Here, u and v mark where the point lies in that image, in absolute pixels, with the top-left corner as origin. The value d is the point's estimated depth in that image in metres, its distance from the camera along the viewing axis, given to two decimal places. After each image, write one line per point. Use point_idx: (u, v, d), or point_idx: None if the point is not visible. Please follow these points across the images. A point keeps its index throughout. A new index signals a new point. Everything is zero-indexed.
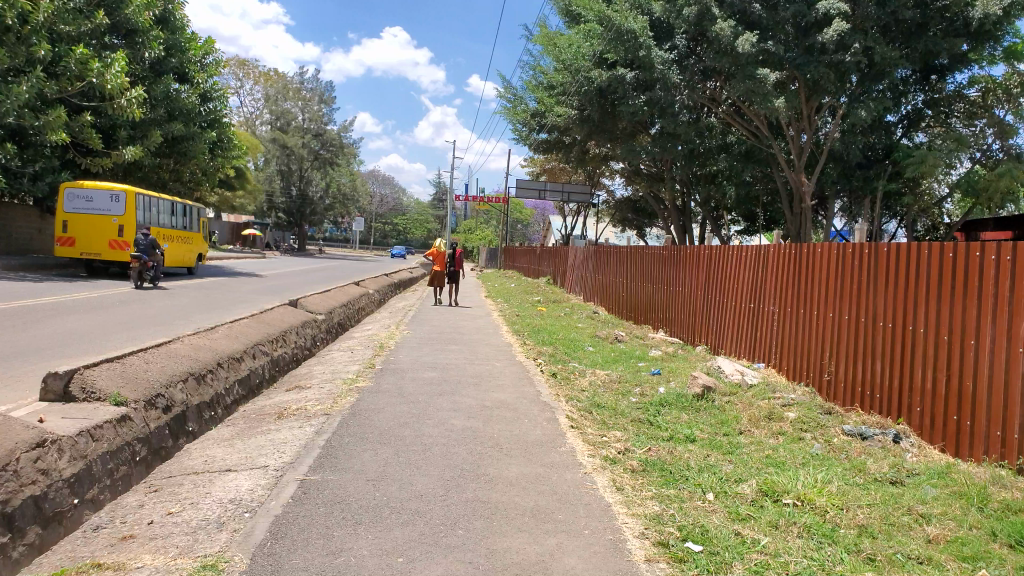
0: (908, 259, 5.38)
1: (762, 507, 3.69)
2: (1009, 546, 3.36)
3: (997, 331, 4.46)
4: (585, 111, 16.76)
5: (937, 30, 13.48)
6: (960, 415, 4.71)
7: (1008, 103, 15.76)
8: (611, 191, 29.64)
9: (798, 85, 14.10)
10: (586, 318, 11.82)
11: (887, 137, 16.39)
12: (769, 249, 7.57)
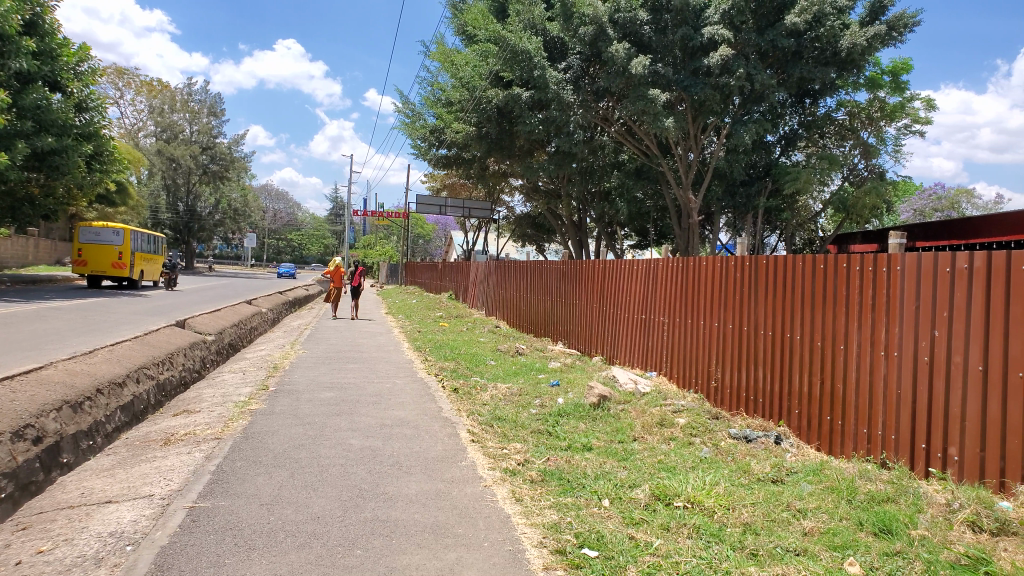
0: (783, 271, 5.79)
1: (654, 510, 3.85)
2: (874, 534, 3.69)
3: (862, 336, 4.89)
4: (483, 129, 16.82)
5: (810, 58, 14.46)
6: (832, 416, 5.10)
7: (872, 126, 17.29)
8: (510, 206, 30.07)
9: (685, 107, 14.86)
10: (486, 332, 11.89)
11: (767, 156, 17.36)
12: (658, 262, 7.91)
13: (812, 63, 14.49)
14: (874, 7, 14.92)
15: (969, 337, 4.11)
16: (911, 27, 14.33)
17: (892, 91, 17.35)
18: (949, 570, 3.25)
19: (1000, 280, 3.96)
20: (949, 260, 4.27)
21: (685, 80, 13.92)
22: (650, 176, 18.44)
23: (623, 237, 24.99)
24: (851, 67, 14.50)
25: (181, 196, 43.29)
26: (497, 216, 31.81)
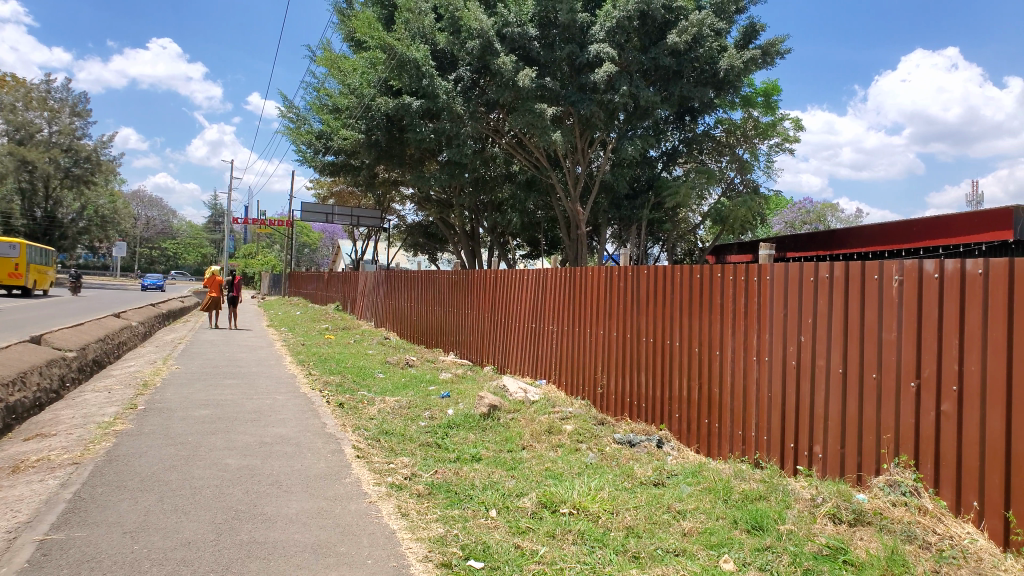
0: (660, 280, 6.11)
1: (540, 518, 3.90)
2: (747, 531, 3.93)
3: (736, 343, 5.30)
4: (373, 136, 16.54)
5: (691, 78, 15.09)
6: (710, 419, 5.49)
7: (746, 143, 18.29)
8: (401, 214, 29.73)
9: (573, 121, 15.17)
10: (375, 344, 11.73)
11: (650, 169, 17.99)
12: (546, 272, 8.08)
13: (692, 82, 15.06)
14: (747, 31, 15.84)
15: (830, 343, 4.66)
16: (781, 53, 15.36)
17: (764, 110, 18.46)
18: (813, 560, 3.59)
19: (856, 290, 4.52)
20: (812, 271, 4.80)
21: (573, 96, 14.29)
22: (540, 188, 18.75)
23: (516, 248, 25.17)
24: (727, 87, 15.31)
25: (39, 201, 40.21)
26: (388, 226, 31.46)
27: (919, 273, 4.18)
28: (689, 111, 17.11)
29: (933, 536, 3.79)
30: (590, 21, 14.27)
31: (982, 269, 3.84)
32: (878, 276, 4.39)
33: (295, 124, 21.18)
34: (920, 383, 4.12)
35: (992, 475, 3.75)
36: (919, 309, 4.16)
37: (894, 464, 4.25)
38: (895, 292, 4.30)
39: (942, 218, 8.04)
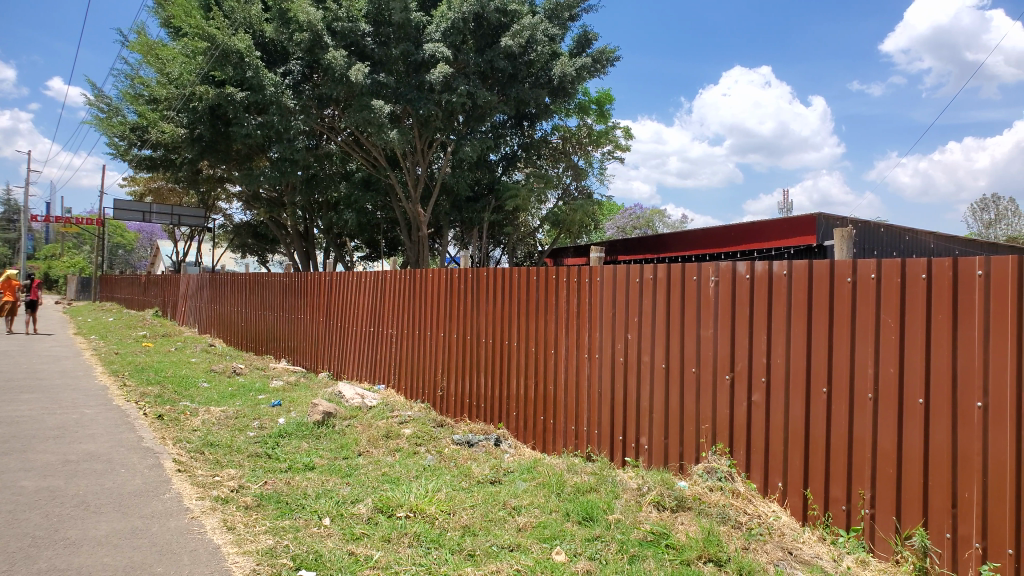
0: (500, 282, 6.22)
1: (376, 523, 3.87)
2: (578, 522, 4.11)
3: (570, 342, 5.54)
4: (196, 129, 15.80)
5: (527, 82, 15.43)
6: (545, 416, 5.69)
7: (581, 150, 19.14)
8: (228, 213, 28.15)
9: (410, 121, 15.07)
10: (199, 352, 11.08)
11: (490, 173, 18.11)
12: (384, 275, 7.97)
13: (526, 87, 15.35)
14: (580, 40, 16.50)
15: (654, 340, 4.99)
16: (611, 61, 16.17)
17: (598, 117, 19.30)
18: (638, 546, 3.87)
19: (678, 289, 4.88)
20: (638, 272, 5.11)
21: (409, 94, 14.21)
22: (379, 188, 18.55)
23: (353, 250, 24.68)
24: (562, 93, 15.89)
25: None
26: (213, 225, 29.82)
27: (733, 274, 4.61)
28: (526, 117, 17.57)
29: (744, 516, 4.22)
30: (425, 22, 14.26)
31: (787, 271, 4.39)
32: (696, 276, 4.78)
33: (105, 115, 19.48)
34: (734, 376, 4.57)
35: (793, 457, 4.31)
36: (733, 308, 4.60)
37: (711, 452, 4.66)
38: (712, 292, 4.71)
39: (760, 223, 8.81)
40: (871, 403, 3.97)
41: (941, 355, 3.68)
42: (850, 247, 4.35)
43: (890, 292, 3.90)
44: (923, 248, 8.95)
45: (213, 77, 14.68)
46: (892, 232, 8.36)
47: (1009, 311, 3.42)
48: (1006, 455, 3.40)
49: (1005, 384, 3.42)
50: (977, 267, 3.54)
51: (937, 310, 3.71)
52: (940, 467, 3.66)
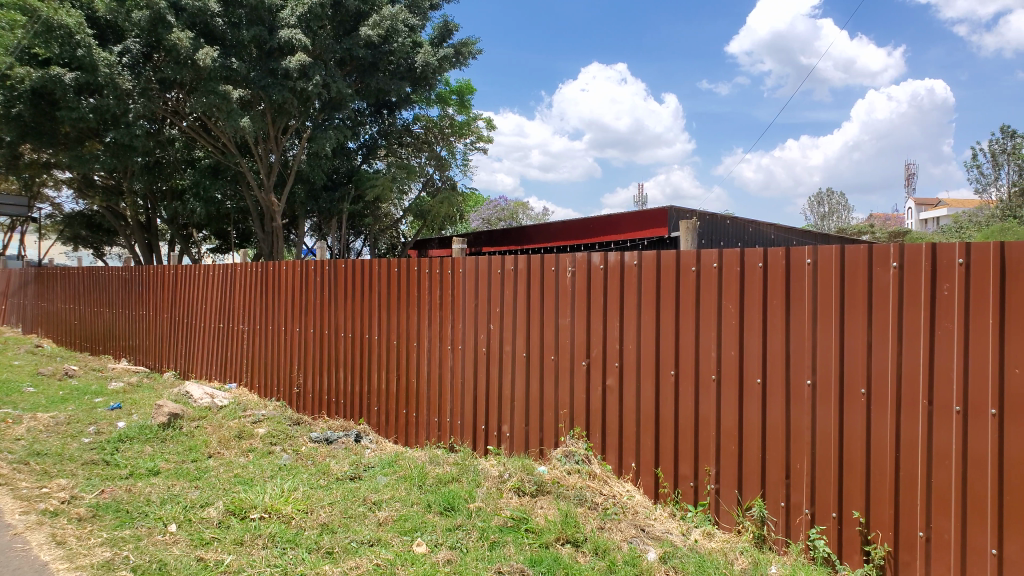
0: (360, 275, 6.10)
1: (228, 527, 3.72)
2: (440, 513, 4.16)
3: (432, 334, 5.55)
4: (14, 109, 14.20)
5: (386, 71, 15.22)
6: (408, 409, 5.69)
7: (443, 141, 19.10)
8: (56, 203, 25.76)
9: (264, 107, 14.42)
10: (23, 354, 10.15)
11: (348, 162, 17.46)
12: (235, 268, 7.64)
13: (386, 75, 15.25)
14: (441, 30, 16.50)
15: (515, 329, 5.09)
16: (473, 54, 16.40)
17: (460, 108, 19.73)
18: (498, 532, 3.96)
19: (537, 279, 4.99)
20: (499, 263, 5.18)
21: (262, 80, 13.58)
22: (228, 175, 17.69)
23: (202, 241, 23.36)
24: (423, 83, 15.82)
25: None
26: (36, 215, 27.17)
27: (588, 265, 4.78)
28: (385, 105, 17.04)
29: (600, 497, 4.40)
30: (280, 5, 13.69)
31: (637, 260, 4.60)
32: (554, 267, 4.91)
33: None
34: (590, 362, 4.75)
35: (645, 438, 4.54)
36: (589, 297, 4.77)
37: (569, 436, 4.82)
38: (569, 282, 4.85)
39: (614, 216, 9.08)
40: (714, 383, 4.28)
41: (776, 339, 4.06)
42: (694, 237, 4.62)
43: (731, 280, 4.23)
44: (764, 238, 9.60)
45: (36, 54, 13.37)
46: (737, 223, 8.88)
47: (835, 298, 3.85)
48: (831, 426, 3.85)
49: (830, 362, 3.86)
50: (806, 256, 3.96)
51: (772, 296, 4.08)
52: (775, 440, 4.05)
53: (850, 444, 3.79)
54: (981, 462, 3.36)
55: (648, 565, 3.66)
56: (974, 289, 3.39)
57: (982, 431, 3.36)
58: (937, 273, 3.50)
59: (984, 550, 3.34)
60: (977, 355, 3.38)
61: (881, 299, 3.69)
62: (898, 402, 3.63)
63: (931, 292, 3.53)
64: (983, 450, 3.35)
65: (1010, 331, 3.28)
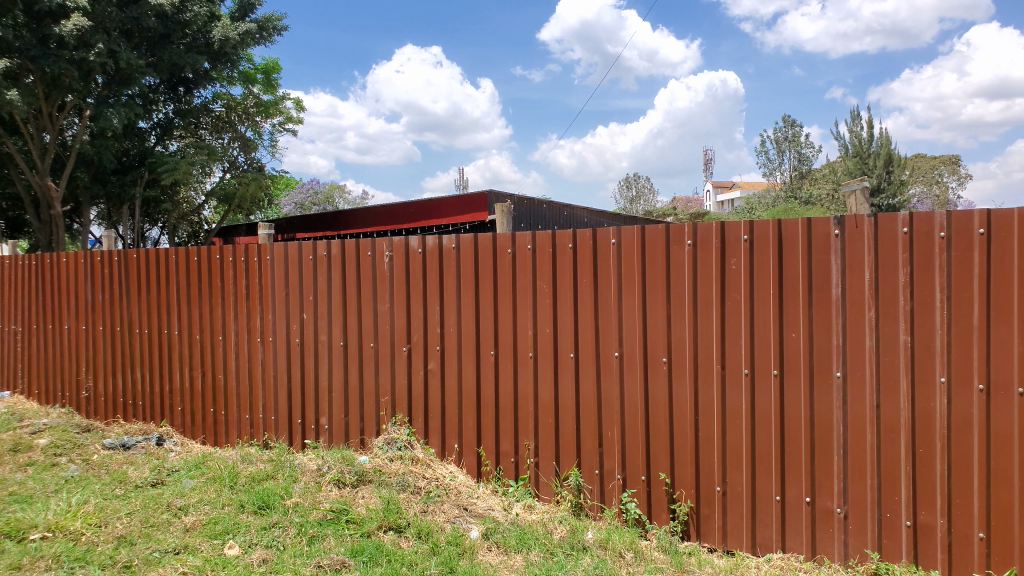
0: (156, 265, 5.67)
1: (2, 552, 3.34)
2: (254, 512, 3.99)
3: (240, 327, 5.28)
4: None
5: (179, 44, 14.21)
6: (215, 407, 5.39)
7: (248, 120, 17.83)
8: None
9: (33, 80, 12.27)
10: None
11: (140, 143, 15.15)
12: (4, 261, 6.82)
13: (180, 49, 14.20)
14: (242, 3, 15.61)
15: (330, 317, 4.96)
16: (277, 30, 15.57)
17: (265, 88, 18.68)
18: (318, 526, 3.85)
19: (352, 265, 4.89)
20: (311, 250, 5.01)
21: (29, 50, 11.57)
22: None
23: None
24: (224, 59, 15.09)
25: None
26: None
27: (405, 249, 4.74)
28: (181, 81, 15.23)
29: (422, 481, 4.41)
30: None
31: (455, 244, 4.62)
32: (371, 252, 4.83)
33: None
34: (411, 347, 4.73)
35: (467, 419, 4.60)
36: (407, 281, 4.73)
37: (390, 423, 4.79)
38: (386, 267, 4.79)
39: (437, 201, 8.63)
40: (532, 360, 4.42)
41: (587, 315, 4.25)
42: (510, 220, 4.71)
43: (544, 261, 4.37)
44: (578, 222, 9.69)
45: None
46: (554, 207, 8.70)
47: (638, 276, 4.09)
48: (638, 395, 4.11)
49: (636, 336, 4.11)
50: (611, 237, 4.18)
51: (582, 274, 4.26)
52: (588, 412, 4.25)
53: (655, 411, 4.06)
54: (766, 419, 3.75)
55: (471, 544, 3.74)
56: (757, 263, 3.76)
57: (767, 390, 3.75)
58: (725, 249, 3.84)
59: (770, 497, 3.75)
60: (760, 323, 3.76)
61: (678, 274, 3.98)
62: (695, 369, 3.94)
63: (721, 267, 3.85)
64: (768, 408, 3.74)
65: (787, 300, 3.69)
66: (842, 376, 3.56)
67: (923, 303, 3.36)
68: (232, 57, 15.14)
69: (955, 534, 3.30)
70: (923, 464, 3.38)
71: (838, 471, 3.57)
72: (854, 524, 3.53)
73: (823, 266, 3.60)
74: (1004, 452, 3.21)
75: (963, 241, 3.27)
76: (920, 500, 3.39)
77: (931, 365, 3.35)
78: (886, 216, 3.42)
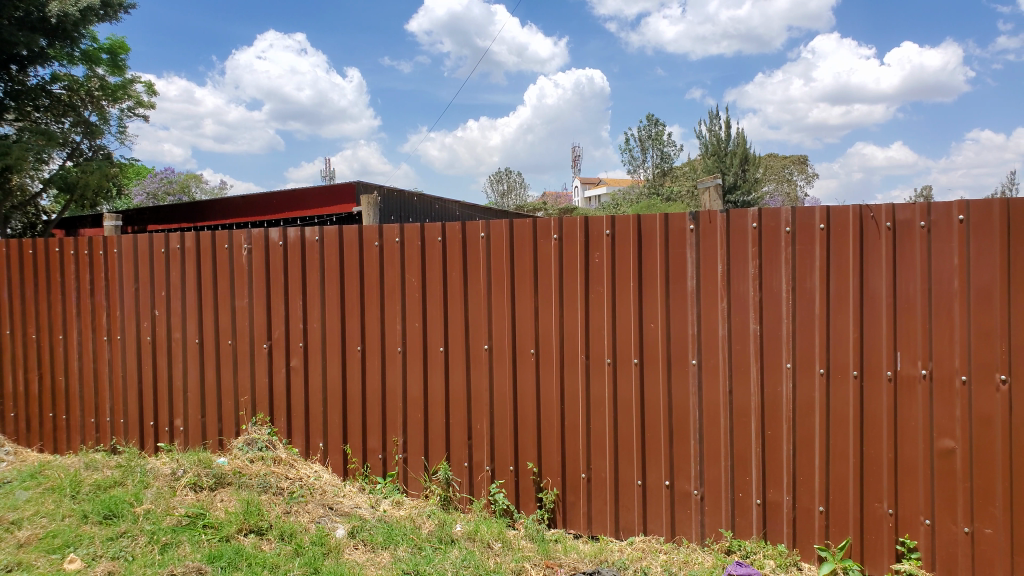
0: None
1: None
2: (98, 523, 3.74)
3: (83, 325, 4.96)
4: None
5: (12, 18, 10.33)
6: (55, 412, 5.06)
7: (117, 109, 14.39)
8: None
9: None
10: None
11: None
12: None
13: (12, 24, 10.28)
14: None
15: (185, 313, 4.73)
16: None
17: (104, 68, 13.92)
18: (171, 532, 3.65)
19: (207, 258, 4.69)
20: (162, 243, 4.76)
21: None
22: None
23: None
24: (62, 37, 11.22)
25: None
26: None
27: (265, 242, 4.59)
28: (15, 57, 11.00)
29: (285, 481, 4.28)
30: None
31: (318, 236, 4.51)
32: (228, 245, 4.65)
33: None
34: (272, 344, 4.59)
35: (333, 416, 4.52)
36: (267, 275, 4.58)
37: (251, 423, 4.63)
38: (245, 260, 4.63)
39: (299, 189, 7.82)
40: (400, 355, 4.37)
41: (456, 308, 4.25)
42: (376, 213, 4.64)
43: (412, 254, 4.33)
44: (450, 214, 9.63)
45: None
46: (425, 200, 8.61)
47: (506, 269, 4.13)
48: (507, 387, 4.15)
49: (504, 329, 4.15)
50: (480, 230, 4.20)
51: (451, 268, 4.25)
52: (457, 405, 4.26)
53: (522, 402, 4.12)
54: (628, 406, 3.89)
55: (336, 543, 3.66)
56: (618, 256, 3.88)
57: (628, 378, 3.88)
58: (589, 244, 3.94)
59: (632, 482, 3.88)
60: (622, 314, 3.88)
61: (545, 267, 4.04)
62: (561, 360, 4.02)
63: (585, 260, 3.95)
64: (629, 396, 3.87)
65: (647, 292, 3.82)
66: (697, 364, 3.73)
67: (771, 293, 3.58)
68: (71, 36, 11.27)
69: (799, 509, 3.54)
70: (771, 445, 3.60)
71: (694, 454, 3.75)
72: (709, 504, 3.72)
73: (679, 259, 3.75)
74: (841, 431, 3.46)
75: (806, 236, 3.50)
76: (768, 479, 3.61)
77: (777, 352, 3.57)
78: (736, 212, 3.60)
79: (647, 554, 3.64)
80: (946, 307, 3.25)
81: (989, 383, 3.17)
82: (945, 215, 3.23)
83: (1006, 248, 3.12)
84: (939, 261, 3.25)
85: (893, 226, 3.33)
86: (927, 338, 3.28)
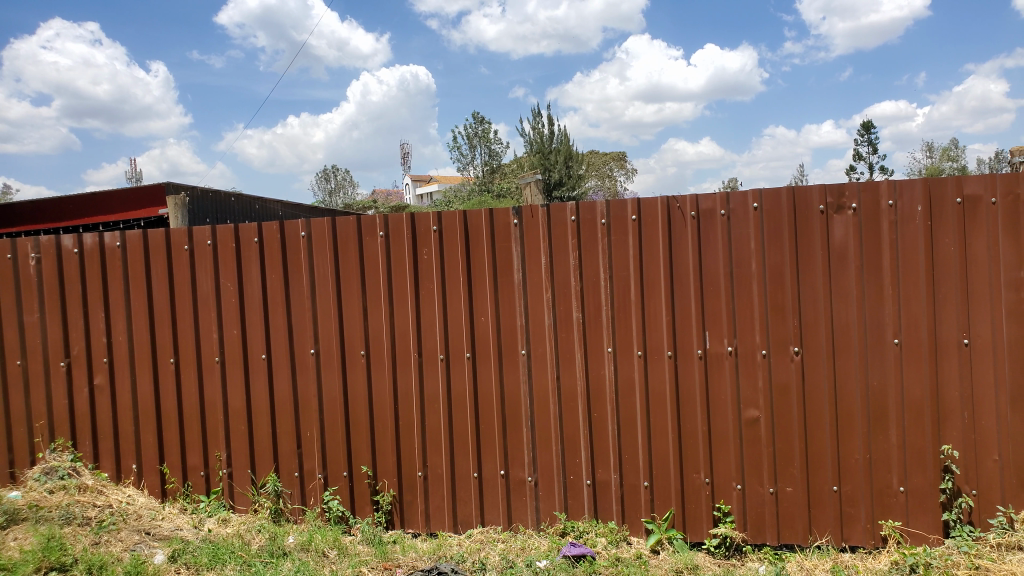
0: None
1: None
2: None
3: None
4: None
5: None
6: None
7: None
8: None
9: None
10: None
11: None
12: None
13: None
14: None
15: None
16: None
17: None
18: None
19: None
20: None
21: None
22: None
23: None
24: None
25: None
26: None
27: (57, 250, 4.22)
28: None
29: (93, 510, 3.95)
30: None
31: (120, 242, 4.18)
32: (12, 256, 4.25)
33: None
34: (71, 361, 4.22)
35: (146, 434, 4.22)
36: (60, 287, 4.22)
37: (49, 450, 4.26)
38: (33, 272, 4.24)
39: (101, 193, 7.24)
40: (219, 365, 4.15)
41: (278, 312, 4.09)
42: (184, 216, 4.37)
43: (227, 257, 4.11)
44: (273, 214, 9.27)
45: None
46: (243, 200, 8.23)
47: (330, 269, 4.03)
48: (336, 390, 4.05)
49: (329, 332, 4.05)
50: (301, 229, 4.05)
51: (271, 271, 4.08)
52: (284, 412, 4.11)
53: (354, 404, 4.04)
54: (462, 400, 3.91)
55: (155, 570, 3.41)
56: (445, 251, 3.89)
57: (461, 372, 3.91)
58: (417, 240, 3.92)
59: (468, 474, 3.92)
60: (452, 308, 3.90)
61: (373, 264, 3.98)
62: (392, 359, 3.98)
63: (413, 256, 3.93)
64: (463, 389, 3.90)
65: (475, 285, 3.87)
66: (526, 354, 3.83)
67: (590, 282, 3.73)
68: None
69: (626, 486, 3.73)
70: (597, 427, 3.76)
71: (527, 442, 3.84)
72: (543, 489, 3.83)
73: (505, 252, 3.83)
74: (659, 409, 3.67)
75: (619, 226, 3.68)
76: (596, 460, 3.76)
77: (599, 338, 3.74)
78: (555, 206, 3.72)
79: (485, 545, 3.70)
80: (747, 287, 3.54)
81: (785, 355, 3.51)
82: (741, 203, 3.52)
83: (795, 232, 3.47)
84: (739, 246, 3.54)
85: (697, 214, 3.57)
86: (731, 318, 3.56)
